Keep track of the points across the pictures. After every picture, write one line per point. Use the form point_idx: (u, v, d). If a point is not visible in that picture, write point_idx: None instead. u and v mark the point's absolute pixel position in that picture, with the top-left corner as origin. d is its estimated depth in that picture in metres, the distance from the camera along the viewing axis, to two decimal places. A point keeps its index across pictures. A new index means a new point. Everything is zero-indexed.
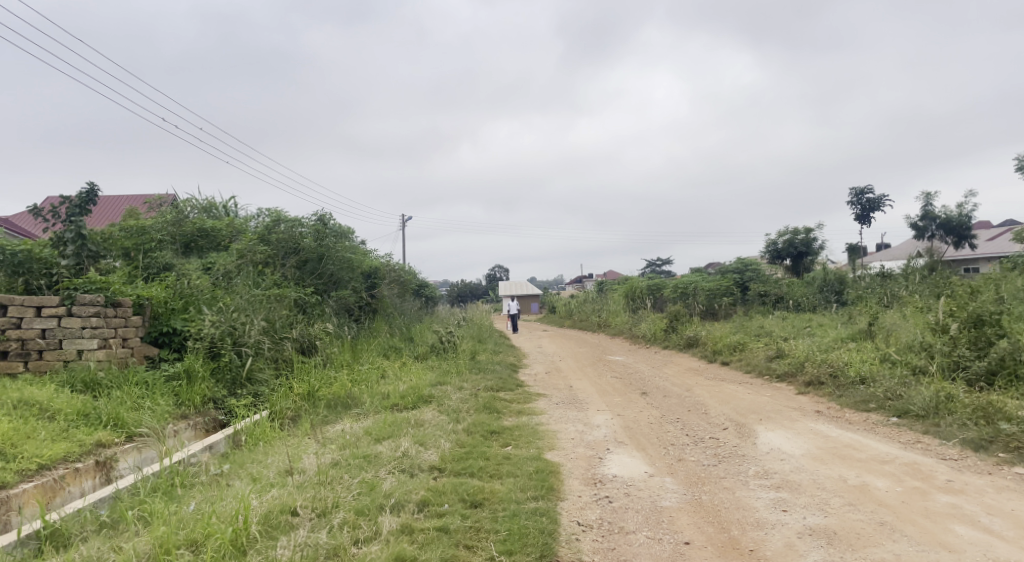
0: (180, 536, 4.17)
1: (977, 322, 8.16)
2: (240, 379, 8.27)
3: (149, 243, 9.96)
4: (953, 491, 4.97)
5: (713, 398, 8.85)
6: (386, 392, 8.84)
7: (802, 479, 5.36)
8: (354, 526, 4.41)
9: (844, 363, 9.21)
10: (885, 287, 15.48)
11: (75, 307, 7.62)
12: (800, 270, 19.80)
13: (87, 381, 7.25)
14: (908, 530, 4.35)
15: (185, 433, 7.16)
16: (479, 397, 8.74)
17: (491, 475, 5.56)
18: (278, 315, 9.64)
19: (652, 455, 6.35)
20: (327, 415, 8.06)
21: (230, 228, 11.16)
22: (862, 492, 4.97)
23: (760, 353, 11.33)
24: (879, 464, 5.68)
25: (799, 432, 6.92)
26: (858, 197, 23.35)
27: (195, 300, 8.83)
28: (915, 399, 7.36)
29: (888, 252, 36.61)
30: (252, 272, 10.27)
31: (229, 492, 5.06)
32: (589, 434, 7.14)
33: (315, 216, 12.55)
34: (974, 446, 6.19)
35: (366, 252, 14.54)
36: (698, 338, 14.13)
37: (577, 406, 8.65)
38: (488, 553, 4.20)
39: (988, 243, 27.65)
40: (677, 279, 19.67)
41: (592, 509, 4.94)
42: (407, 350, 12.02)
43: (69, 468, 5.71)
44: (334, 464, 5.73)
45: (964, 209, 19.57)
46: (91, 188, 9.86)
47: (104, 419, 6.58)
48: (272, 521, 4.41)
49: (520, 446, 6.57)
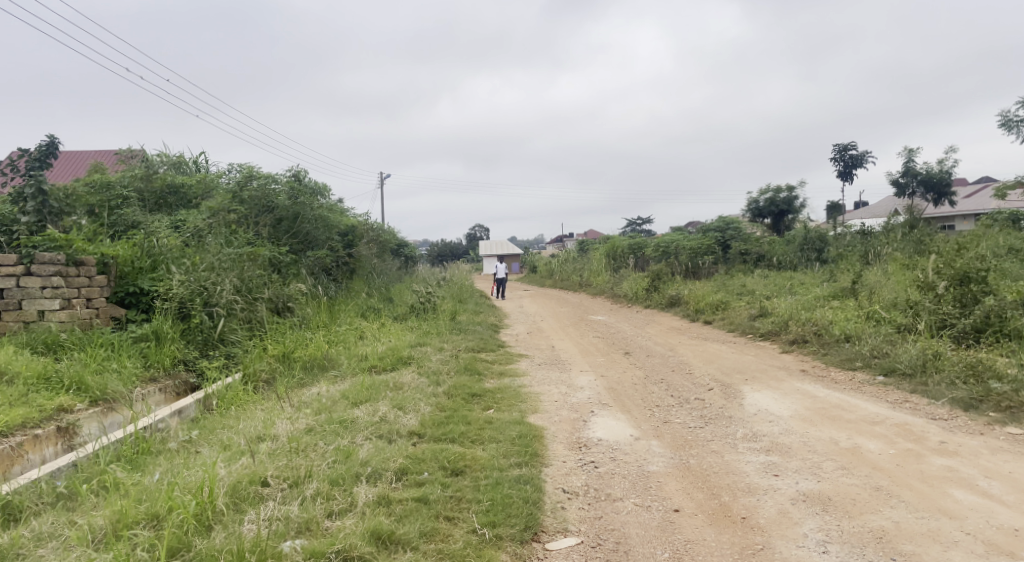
0: (141, 509, 3.89)
1: (964, 279, 8.04)
2: (212, 340, 7.95)
3: (115, 200, 9.49)
4: (948, 453, 4.85)
5: (697, 358, 8.72)
6: (365, 352, 8.59)
7: (792, 442, 5.21)
8: (328, 497, 4.18)
9: (829, 321, 9.10)
10: (866, 244, 15.38)
11: (34, 266, 7.22)
12: (781, 228, 19.71)
13: (49, 342, 6.90)
14: (906, 495, 4.22)
15: (155, 396, 6.82)
16: (460, 358, 8.52)
17: (472, 440, 5.34)
18: (251, 274, 9.24)
19: (636, 417, 6.18)
20: (303, 377, 7.80)
21: (201, 185, 10.69)
22: (855, 456, 4.84)
23: (743, 312, 11.21)
24: (870, 426, 5.54)
25: (786, 393, 6.79)
26: (841, 154, 23.18)
27: (163, 259, 8.45)
28: (902, 357, 7.25)
29: (867, 210, 36.64)
30: (225, 231, 9.85)
31: (196, 461, 4.79)
32: (573, 396, 6.96)
33: (289, 172, 12.11)
34: (964, 406, 6.08)
35: (343, 211, 14.13)
36: (681, 297, 14.02)
37: (559, 367, 8.47)
38: (470, 526, 4.00)
39: (966, 200, 27.74)
40: (658, 238, 19.49)
41: (578, 475, 4.77)
42: (385, 310, 11.75)
43: (28, 434, 5.38)
44: (308, 430, 5.48)
45: (946, 165, 19.47)
46: (51, 140, 9.34)
47: (67, 383, 6.24)
48: (240, 493, 4.14)
49: (502, 410, 6.36)
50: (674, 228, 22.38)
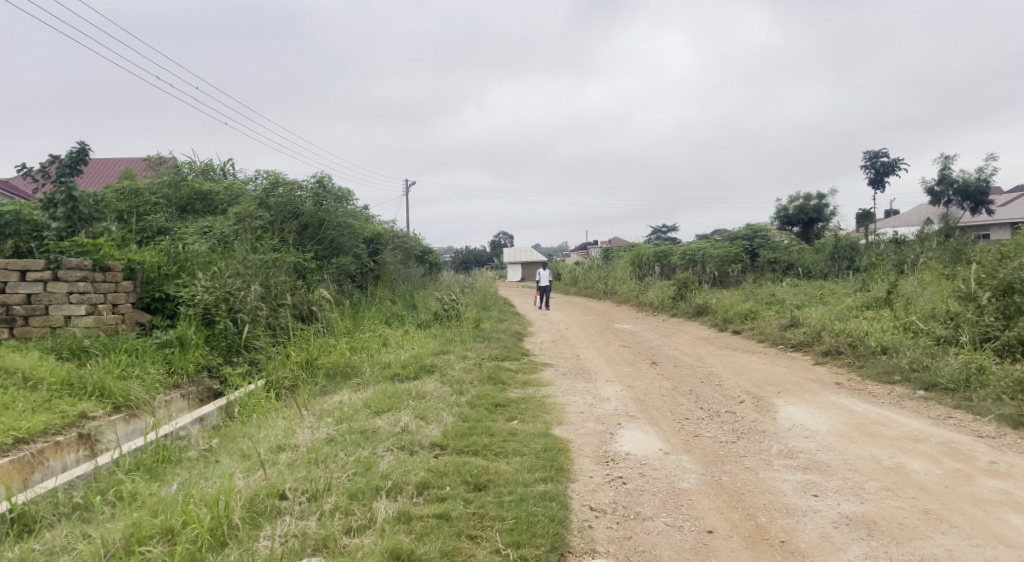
0: (156, 523, 3.80)
1: (1007, 290, 7.64)
2: (236, 347, 7.88)
3: (144, 206, 9.52)
4: (999, 474, 4.58)
5: (727, 369, 8.47)
6: (388, 360, 8.47)
7: (832, 460, 4.97)
8: (347, 512, 4.05)
9: (864, 332, 8.78)
10: (899, 254, 14.94)
11: (61, 272, 7.24)
12: (810, 236, 19.31)
13: (74, 348, 6.88)
14: (957, 520, 3.98)
15: (177, 403, 6.77)
16: (484, 367, 8.36)
17: (496, 453, 5.18)
18: (276, 281, 9.19)
19: (665, 430, 5.97)
20: (325, 385, 7.70)
21: (229, 191, 10.68)
22: (900, 475, 4.59)
23: (773, 322, 10.91)
24: (913, 443, 5.27)
25: (822, 407, 6.52)
26: (871, 161, 22.68)
27: (189, 265, 8.41)
28: (943, 371, 6.95)
29: (898, 218, 35.82)
30: (251, 237, 9.82)
31: (215, 471, 4.70)
32: (599, 408, 6.76)
33: (314, 179, 12.07)
34: (1013, 423, 5.78)
35: (368, 218, 14.10)
36: (708, 306, 13.73)
37: (585, 377, 8.28)
38: (494, 545, 3.84)
39: (1001, 209, 27.03)
40: (684, 246, 19.18)
41: (605, 492, 4.58)
42: (409, 317, 11.65)
43: (49, 441, 5.33)
44: (329, 441, 5.35)
45: (983, 173, 18.90)
46: (81, 147, 9.41)
47: (90, 389, 6.20)
48: (257, 507, 4.03)
49: (526, 421, 6.20)
50: (701, 236, 22.04)
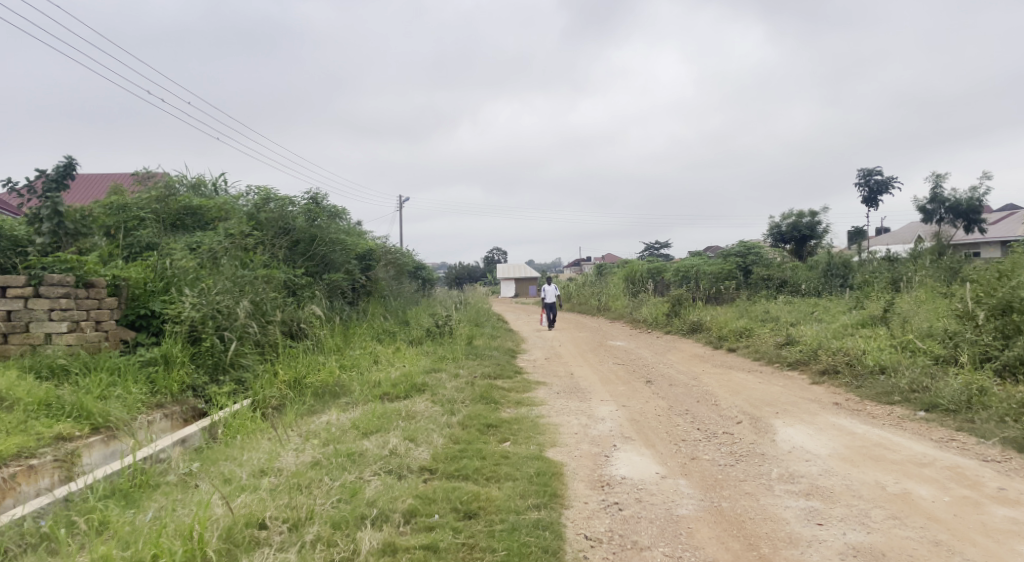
0: (128, 555, 3.59)
1: (1006, 309, 7.51)
2: (223, 365, 7.65)
3: (132, 221, 9.32)
4: (1008, 502, 4.42)
5: (723, 388, 8.30)
6: (378, 379, 8.26)
7: (834, 485, 4.81)
8: (329, 543, 3.85)
9: (862, 351, 8.64)
10: (893, 271, 14.85)
11: (42, 288, 7.03)
12: (803, 254, 19.26)
13: (53, 367, 6.66)
14: (968, 552, 3.82)
15: (160, 423, 6.54)
16: (476, 385, 8.15)
17: (487, 478, 4.99)
18: (266, 297, 8.98)
19: (662, 453, 5.79)
20: (313, 405, 7.48)
21: (219, 207, 10.48)
22: (906, 503, 4.43)
23: (769, 340, 10.77)
24: (918, 468, 5.11)
25: (821, 428, 6.36)
26: (865, 179, 22.70)
27: (176, 281, 8.20)
28: (944, 392, 6.80)
29: (890, 236, 35.88)
30: (241, 253, 9.62)
31: (194, 497, 4.48)
32: (593, 428, 6.57)
33: (308, 194, 11.91)
34: (1018, 446, 5.63)
35: (360, 232, 13.93)
36: (703, 323, 13.59)
37: (579, 396, 8.09)
38: None
39: (993, 227, 27.07)
40: (678, 262, 19.07)
41: (601, 520, 4.40)
42: (400, 334, 11.45)
43: (22, 465, 5.11)
44: (314, 464, 5.15)
45: (976, 193, 18.91)
46: (68, 162, 9.22)
47: (68, 410, 5.99)
48: (235, 537, 3.84)
49: (519, 443, 6.01)
50: (693, 253, 21.94)
